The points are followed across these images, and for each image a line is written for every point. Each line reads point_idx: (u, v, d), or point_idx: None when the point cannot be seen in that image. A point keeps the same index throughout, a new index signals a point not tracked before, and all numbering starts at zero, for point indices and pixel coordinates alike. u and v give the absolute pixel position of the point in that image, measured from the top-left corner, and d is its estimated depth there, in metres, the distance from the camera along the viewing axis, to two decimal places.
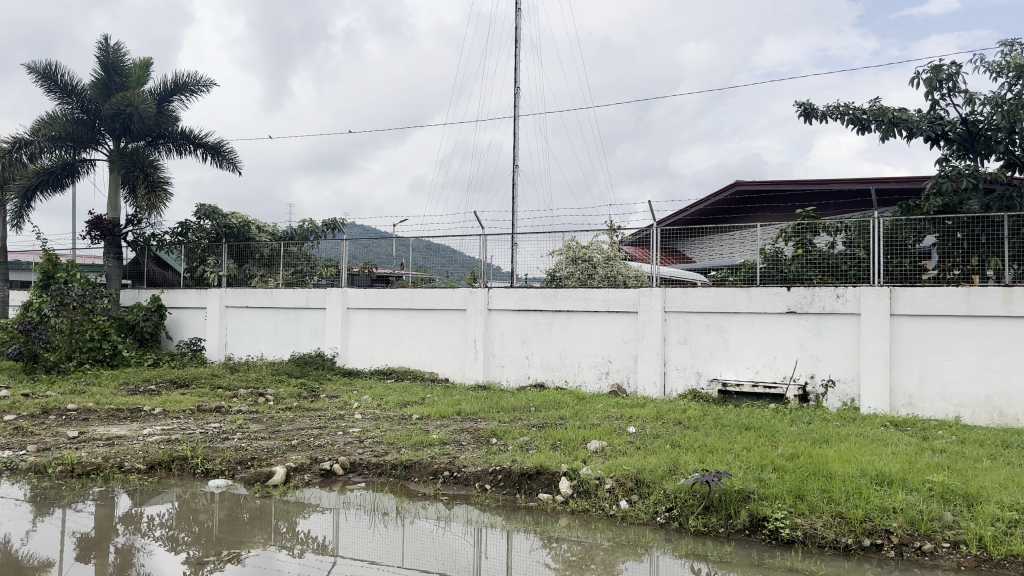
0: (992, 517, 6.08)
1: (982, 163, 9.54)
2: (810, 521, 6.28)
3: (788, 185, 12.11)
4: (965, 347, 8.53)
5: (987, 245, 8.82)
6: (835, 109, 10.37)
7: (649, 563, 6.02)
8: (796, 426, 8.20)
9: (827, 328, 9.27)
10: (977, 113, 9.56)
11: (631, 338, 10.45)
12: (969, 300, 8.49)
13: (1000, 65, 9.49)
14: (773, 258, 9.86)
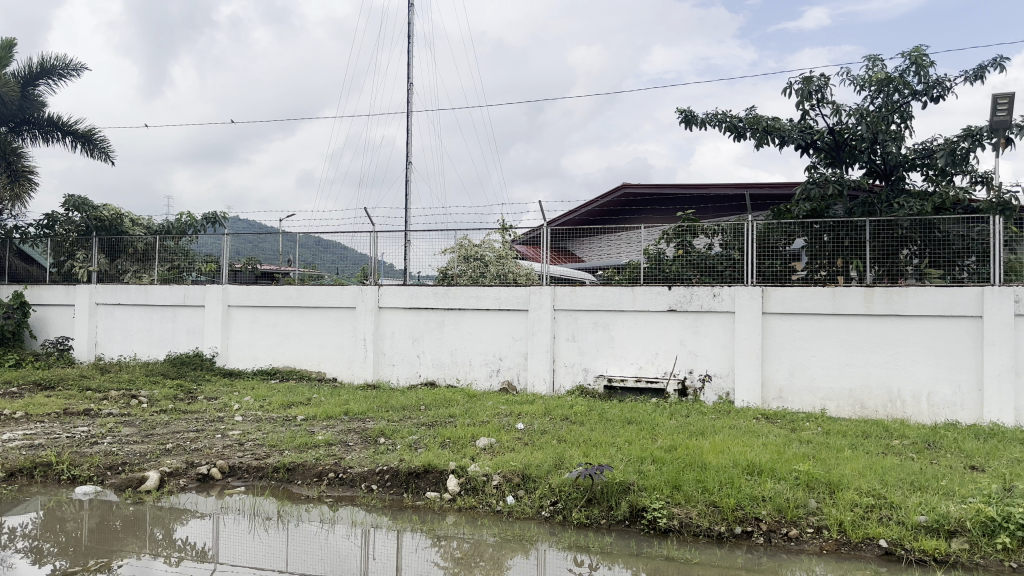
0: (852, 502, 6.50)
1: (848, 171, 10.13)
2: (686, 510, 6.55)
3: (672, 188, 12.55)
4: (830, 344, 9.09)
5: (850, 247, 9.36)
6: (713, 116, 10.70)
7: (535, 558, 6.12)
8: (675, 419, 8.51)
9: (705, 326, 9.67)
10: (843, 123, 10.10)
11: (521, 336, 10.58)
12: (834, 300, 9.05)
13: (863, 79, 10.09)
14: (656, 258, 10.17)
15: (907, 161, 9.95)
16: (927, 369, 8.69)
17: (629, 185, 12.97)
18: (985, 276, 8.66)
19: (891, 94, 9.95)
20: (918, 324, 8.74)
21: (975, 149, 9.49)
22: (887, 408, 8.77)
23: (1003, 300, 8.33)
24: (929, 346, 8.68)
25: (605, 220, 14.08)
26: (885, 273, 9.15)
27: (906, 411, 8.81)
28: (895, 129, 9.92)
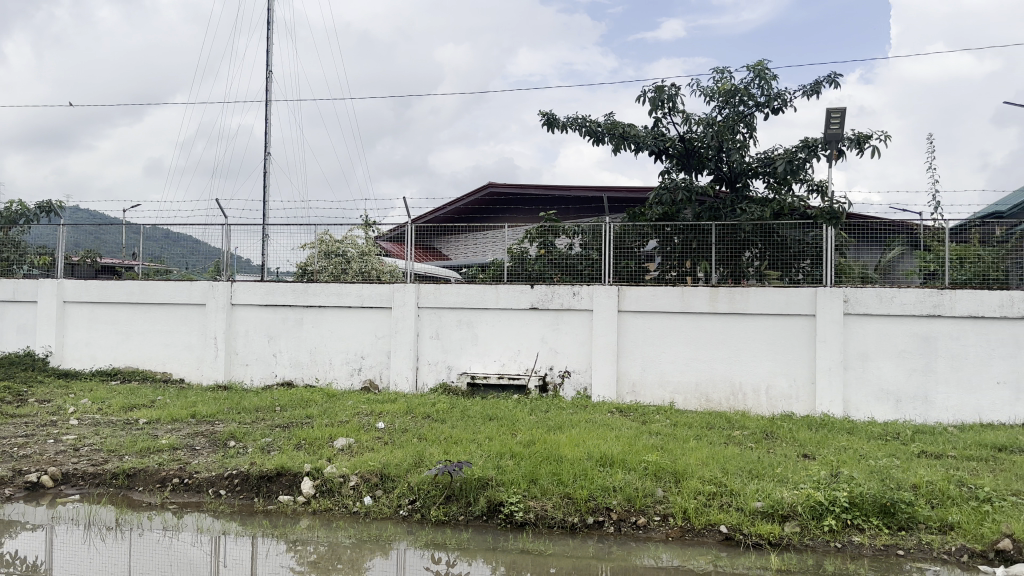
0: (695, 490, 6.86)
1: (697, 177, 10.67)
2: (542, 503, 6.71)
3: (535, 189, 12.80)
4: (678, 340, 9.57)
5: (698, 249, 9.87)
6: (574, 120, 10.98)
7: (393, 558, 6.07)
8: (535, 415, 8.70)
9: (565, 323, 9.93)
10: (693, 131, 10.63)
11: (383, 334, 10.46)
12: (683, 299, 9.53)
13: (711, 90, 10.66)
14: (519, 257, 10.33)
15: (750, 169, 10.60)
16: (766, 364, 9.32)
17: (493, 185, 13.13)
18: (818, 277, 9.36)
19: (736, 105, 10.58)
20: (759, 322, 9.35)
21: (811, 159, 10.27)
22: (729, 400, 9.34)
23: (834, 300, 9.06)
24: (769, 342, 9.31)
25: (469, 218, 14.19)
26: (729, 274, 9.73)
27: (746, 403, 9.42)
28: (740, 138, 10.55)
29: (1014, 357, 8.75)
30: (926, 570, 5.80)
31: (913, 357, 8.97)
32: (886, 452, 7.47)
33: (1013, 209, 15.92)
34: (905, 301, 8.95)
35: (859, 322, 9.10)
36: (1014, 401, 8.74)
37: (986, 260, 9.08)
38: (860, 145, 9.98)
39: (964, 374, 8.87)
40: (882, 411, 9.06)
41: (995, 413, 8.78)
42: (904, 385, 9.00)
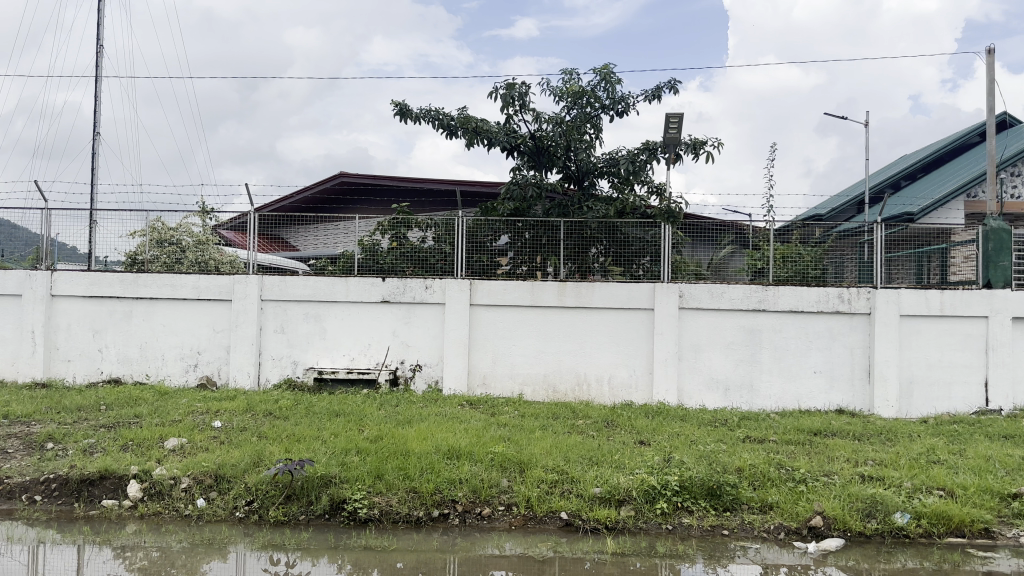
0: (538, 479, 7.01)
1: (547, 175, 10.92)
2: (387, 499, 6.65)
3: (388, 181, 12.70)
4: (528, 333, 9.78)
5: (548, 244, 10.10)
6: (426, 112, 10.94)
7: (231, 561, 5.83)
8: (383, 410, 8.61)
9: (416, 317, 9.91)
10: (544, 129, 10.85)
11: (223, 328, 10.02)
12: (532, 292, 9.76)
13: (560, 91, 10.94)
14: (370, 250, 10.13)
15: (596, 169, 10.98)
16: (609, 355, 9.71)
17: (345, 175, 12.89)
18: (656, 273, 9.86)
19: (583, 106, 10.91)
20: (602, 315, 9.73)
21: (652, 161, 10.74)
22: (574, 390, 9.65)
23: (670, 295, 9.61)
24: (611, 335, 9.70)
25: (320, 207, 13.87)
26: (577, 269, 10.05)
27: (591, 394, 9.76)
28: (588, 138, 10.92)
29: (827, 348, 9.61)
30: (747, 547, 6.21)
31: (741, 348, 9.64)
32: (715, 437, 7.90)
33: (830, 212, 17.41)
34: (733, 296, 9.62)
35: (693, 315, 9.68)
36: (827, 389, 9.60)
37: (805, 258, 9.79)
38: (695, 150, 10.56)
39: (785, 364, 9.63)
40: (713, 400, 9.66)
41: (811, 399, 9.60)
42: (733, 374, 9.64)
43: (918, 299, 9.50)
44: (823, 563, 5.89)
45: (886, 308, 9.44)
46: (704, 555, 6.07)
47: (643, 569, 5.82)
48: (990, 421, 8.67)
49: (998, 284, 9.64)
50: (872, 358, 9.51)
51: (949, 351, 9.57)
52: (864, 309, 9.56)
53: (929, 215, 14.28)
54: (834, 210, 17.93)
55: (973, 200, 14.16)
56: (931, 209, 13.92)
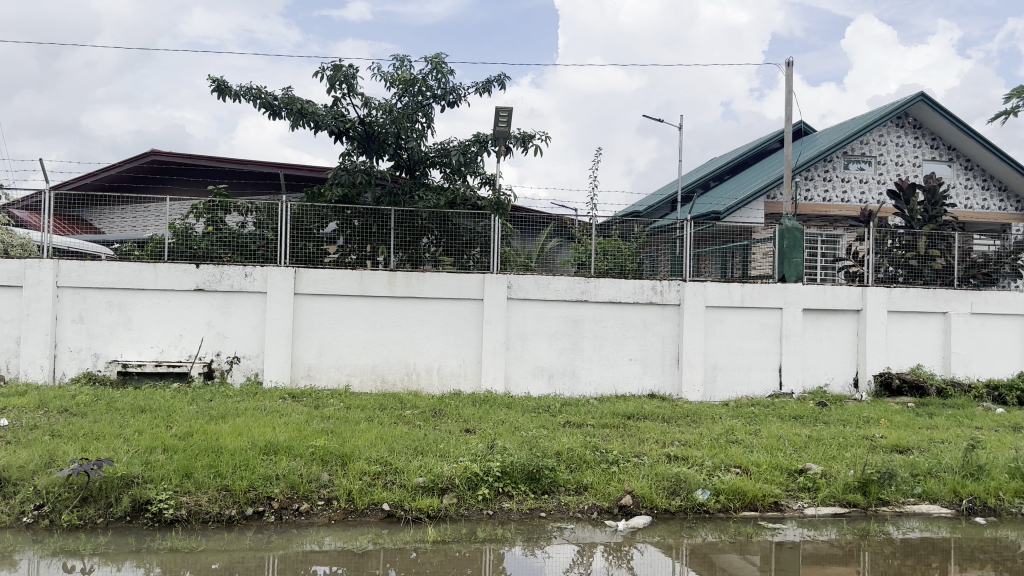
0: (360, 471, 6.63)
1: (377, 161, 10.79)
2: (196, 498, 6.24)
3: (206, 160, 12.17)
4: (356, 323, 9.67)
5: (377, 234, 9.95)
6: (247, 90, 10.49)
7: (22, 568, 5.30)
8: (195, 405, 8.17)
9: (234, 306, 9.52)
10: (373, 115, 10.71)
11: (12, 318, 9.13)
12: (361, 282, 9.66)
13: (391, 77, 10.83)
14: (183, 233, 9.60)
15: (427, 159, 11.00)
16: (438, 345, 9.82)
17: (159, 153, 12.18)
18: (485, 264, 10.05)
19: (415, 95, 10.89)
20: (431, 305, 9.82)
21: (482, 153, 10.99)
22: (403, 380, 9.65)
23: (498, 286, 9.85)
24: (440, 325, 9.83)
25: (128, 187, 13.01)
26: (408, 259, 9.99)
27: (420, 384, 9.81)
28: (420, 127, 10.89)
29: (642, 337, 10.22)
30: (563, 528, 6.19)
31: (564, 337, 10.03)
32: (537, 423, 8.09)
33: (649, 209, 18.52)
34: (559, 287, 10.00)
35: (520, 306, 9.97)
36: (642, 374, 10.21)
37: (624, 252, 10.29)
38: (524, 145, 10.80)
39: (604, 351, 10.12)
40: (538, 387, 9.97)
41: (627, 384, 10.17)
42: (556, 362, 10.02)
43: (722, 291, 10.30)
44: (636, 541, 5.95)
45: (693, 300, 10.19)
46: (522, 538, 5.97)
47: (470, 556, 5.59)
48: (782, 403, 9.51)
49: (791, 279, 10.63)
50: (681, 346, 10.22)
51: (749, 339, 10.44)
52: (675, 300, 10.28)
53: (734, 214, 15.53)
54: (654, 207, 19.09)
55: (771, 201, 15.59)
56: (735, 210, 15.15)
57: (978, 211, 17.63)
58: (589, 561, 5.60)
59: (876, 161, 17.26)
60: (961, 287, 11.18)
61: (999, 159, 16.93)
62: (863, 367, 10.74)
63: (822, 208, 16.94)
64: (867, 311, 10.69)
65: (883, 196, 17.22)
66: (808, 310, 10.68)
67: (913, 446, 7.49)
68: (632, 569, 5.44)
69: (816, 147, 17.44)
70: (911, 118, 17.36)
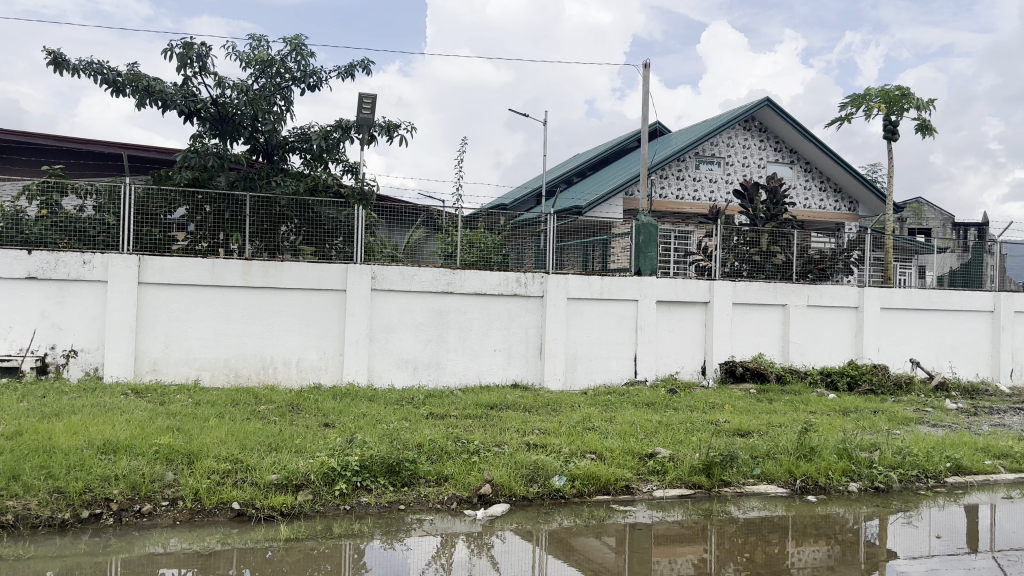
0: (209, 470, 6.32)
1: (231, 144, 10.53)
2: (24, 502, 5.75)
3: (43, 138, 11.44)
4: (207, 314, 9.28)
5: (231, 220, 9.56)
6: (86, 64, 9.88)
7: None
8: (25, 402, 7.56)
9: (70, 296, 8.89)
10: (227, 96, 10.49)
11: None
12: (214, 271, 9.28)
13: (246, 57, 10.65)
14: (13, 217, 8.90)
15: (286, 144, 10.93)
16: (297, 338, 9.59)
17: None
18: (349, 254, 9.87)
19: (272, 76, 10.73)
20: (291, 296, 9.58)
21: (344, 139, 11.00)
22: (258, 374, 9.36)
23: (361, 277, 9.74)
24: (299, 317, 9.59)
25: None
26: (265, 248, 9.65)
27: (277, 377, 9.54)
28: (278, 110, 10.79)
29: (506, 328, 10.44)
30: (422, 520, 5.98)
31: (428, 329, 10.07)
32: (398, 416, 8.03)
33: (514, 202, 18.88)
34: (424, 279, 10.01)
35: (384, 297, 9.91)
36: (505, 364, 10.43)
37: (488, 245, 10.44)
38: (389, 133, 10.71)
39: (468, 343, 10.26)
40: (402, 378, 9.97)
41: (491, 375, 10.37)
42: (420, 354, 10.04)
43: (582, 284, 10.66)
44: (497, 530, 5.83)
45: (556, 292, 10.51)
46: (380, 532, 5.73)
47: (329, 552, 5.31)
48: (636, 390, 9.97)
49: (646, 272, 11.14)
50: (543, 337, 10.53)
51: (607, 329, 10.85)
52: (538, 292, 10.55)
53: (595, 209, 16.06)
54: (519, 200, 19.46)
55: (629, 197, 16.17)
56: (595, 205, 15.70)
57: (815, 211, 19.04)
58: (450, 552, 5.42)
59: (724, 162, 18.33)
60: (798, 281, 12.04)
61: (833, 162, 18.36)
62: (710, 356, 11.45)
63: (675, 205, 17.82)
64: (714, 303, 11.39)
65: (730, 195, 18.34)
66: (662, 302, 11.25)
67: (753, 430, 7.99)
68: (494, 561, 5.26)
69: (671, 146, 18.32)
70: (757, 121, 18.55)
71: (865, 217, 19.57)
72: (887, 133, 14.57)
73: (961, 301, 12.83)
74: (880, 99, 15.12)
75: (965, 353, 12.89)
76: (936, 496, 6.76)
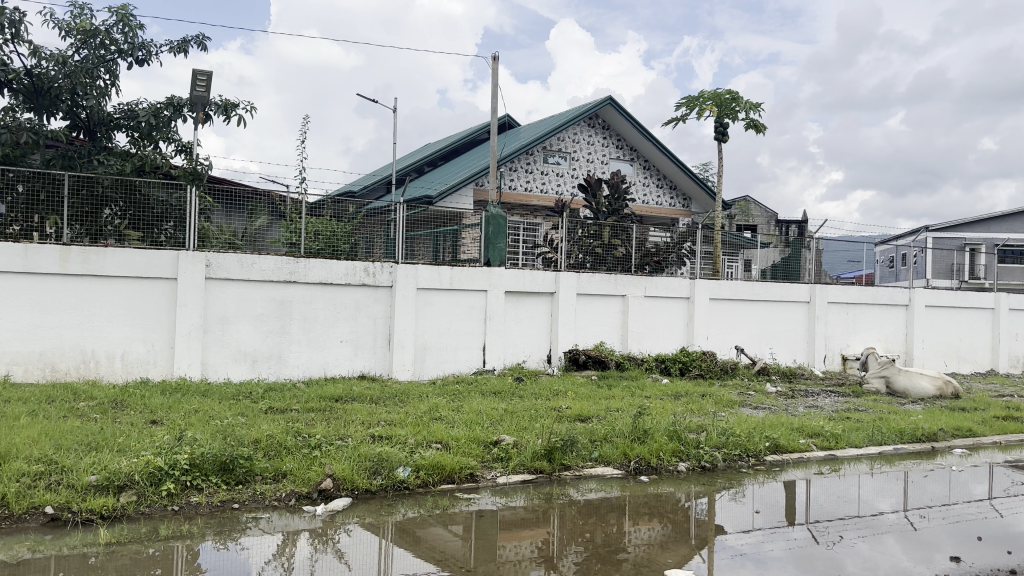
0: (17, 472, 5.81)
1: (48, 119, 10.08)
2: None
3: None
4: (19, 304, 8.57)
5: (46, 202, 8.87)
6: None
7: None
8: None
9: None
10: (43, 67, 9.98)
11: None
12: (26, 257, 8.57)
13: (67, 26, 10.17)
14: None
15: (112, 121, 10.62)
16: (122, 329, 8.97)
17: None
18: (180, 241, 9.32)
19: (95, 48, 10.38)
20: (115, 285, 8.94)
21: (176, 118, 10.90)
22: (78, 368, 8.70)
23: (195, 264, 9.25)
24: (125, 307, 8.98)
25: None
26: (86, 232, 9.00)
27: (100, 372, 8.90)
28: (102, 84, 10.45)
29: (353, 318, 10.33)
30: (258, 518, 5.75)
31: (270, 319, 9.76)
32: (235, 411, 7.71)
33: (361, 190, 18.54)
34: (264, 267, 9.69)
35: (220, 286, 9.47)
36: (351, 356, 10.32)
37: (335, 232, 10.24)
38: (226, 113, 10.53)
39: (312, 335, 10.05)
40: (240, 372, 9.59)
41: (336, 366, 10.21)
42: (260, 346, 9.71)
43: (433, 274, 10.76)
44: (341, 525, 5.70)
45: (405, 282, 10.54)
46: (212, 532, 5.46)
47: (157, 555, 5.00)
48: (483, 379, 10.16)
49: (495, 264, 11.33)
50: (391, 328, 10.52)
51: (456, 320, 11.02)
52: (387, 283, 10.51)
53: (444, 200, 16.12)
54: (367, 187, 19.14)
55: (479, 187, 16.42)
56: (446, 195, 15.80)
57: (653, 207, 20.04)
58: (293, 550, 5.20)
59: (570, 157, 18.89)
60: (636, 273, 12.67)
61: (669, 161, 19.40)
62: (555, 344, 11.86)
63: (524, 197, 18.22)
64: (560, 293, 11.77)
65: (575, 189, 18.96)
66: (510, 293, 11.56)
67: (592, 415, 8.33)
68: (341, 555, 5.15)
69: (520, 139, 18.67)
70: (601, 119, 19.26)
71: (697, 214, 20.81)
72: (718, 134, 15.54)
73: (782, 293, 13.96)
74: (713, 101, 16.08)
75: (784, 340, 14.04)
76: (756, 473, 7.31)
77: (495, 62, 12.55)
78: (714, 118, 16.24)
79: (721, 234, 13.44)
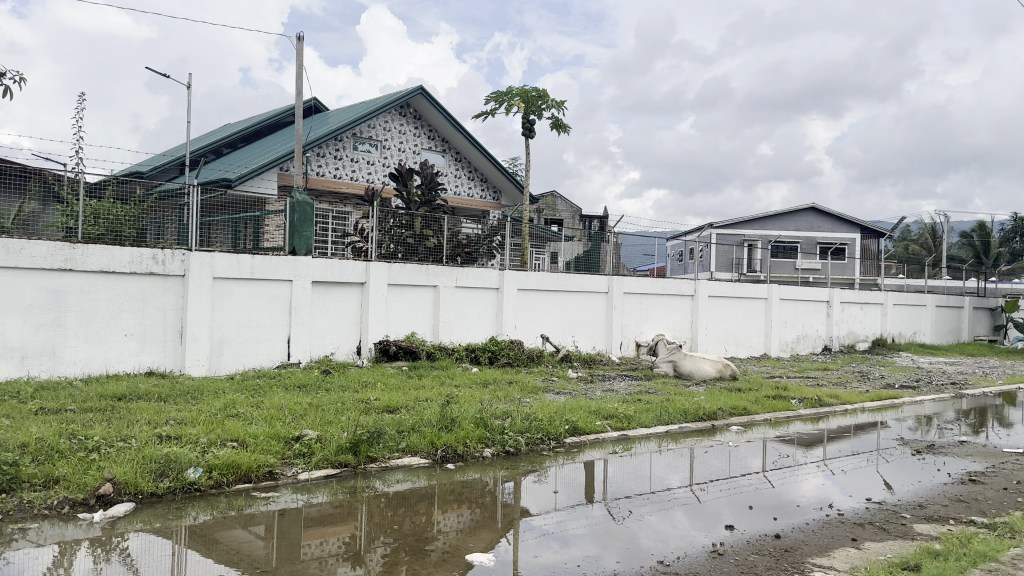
0: None
1: None
2: None
3: None
4: None
5: None
6: None
7: None
8: None
9: None
10: None
11: None
12: None
13: None
14: None
15: None
16: None
17: None
18: None
19: None
20: None
21: None
22: None
23: None
24: None
25: None
26: None
27: None
28: None
29: (140, 310, 9.60)
30: (25, 529, 5.16)
31: (41, 312, 8.79)
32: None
33: (152, 170, 17.14)
34: (35, 254, 8.71)
35: None
36: (137, 351, 9.57)
37: (120, 215, 9.40)
38: None
39: (92, 328, 9.20)
40: (5, 370, 8.55)
41: (119, 363, 9.43)
42: (30, 341, 8.72)
43: (230, 263, 10.25)
44: (123, 532, 5.25)
45: (198, 271, 9.94)
46: None
47: None
48: (285, 372, 9.84)
49: (301, 252, 11.09)
50: (183, 320, 9.89)
51: (256, 311, 10.59)
52: (178, 271, 9.88)
53: (244, 184, 15.38)
54: (158, 167, 17.71)
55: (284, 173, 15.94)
56: (246, 178, 15.06)
57: (464, 198, 20.33)
58: (69, 562, 4.72)
59: (381, 145, 18.71)
60: (447, 264, 12.78)
61: (479, 153, 19.77)
62: (364, 336, 11.73)
63: (333, 183, 17.79)
64: (369, 284, 11.67)
65: (386, 178, 18.82)
66: (316, 283, 11.27)
67: (400, 405, 8.31)
68: (127, 563, 4.76)
69: (328, 125, 18.20)
70: (412, 108, 19.25)
71: (507, 207, 21.37)
72: (525, 129, 16.03)
73: (584, 283, 14.67)
74: (520, 97, 16.58)
75: (586, 328, 14.78)
76: (557, 455, 7.64)
77: (301, 43, 12.14)
78: (521, 114, 16.75)
79: (527, 227, 14.11)
